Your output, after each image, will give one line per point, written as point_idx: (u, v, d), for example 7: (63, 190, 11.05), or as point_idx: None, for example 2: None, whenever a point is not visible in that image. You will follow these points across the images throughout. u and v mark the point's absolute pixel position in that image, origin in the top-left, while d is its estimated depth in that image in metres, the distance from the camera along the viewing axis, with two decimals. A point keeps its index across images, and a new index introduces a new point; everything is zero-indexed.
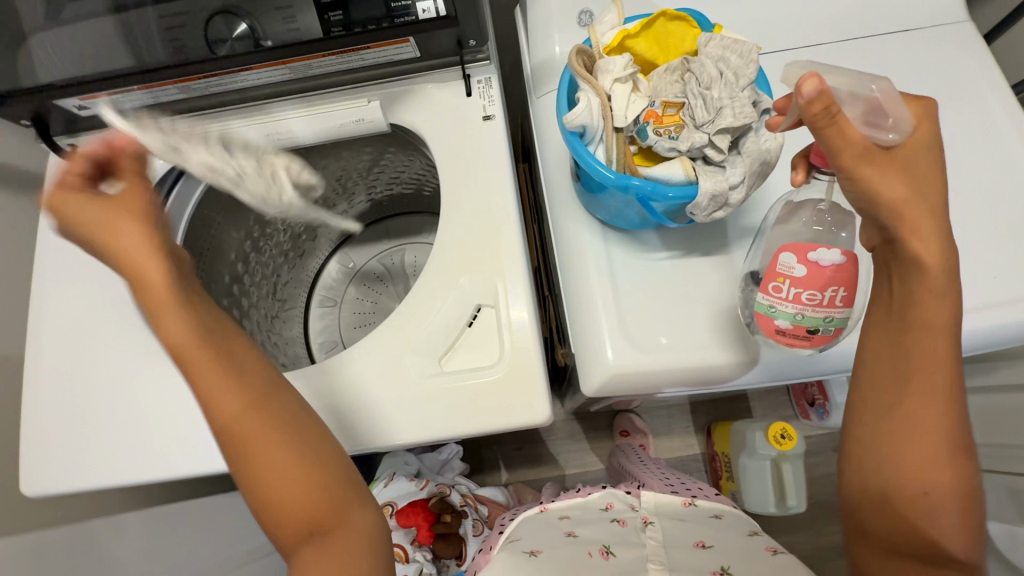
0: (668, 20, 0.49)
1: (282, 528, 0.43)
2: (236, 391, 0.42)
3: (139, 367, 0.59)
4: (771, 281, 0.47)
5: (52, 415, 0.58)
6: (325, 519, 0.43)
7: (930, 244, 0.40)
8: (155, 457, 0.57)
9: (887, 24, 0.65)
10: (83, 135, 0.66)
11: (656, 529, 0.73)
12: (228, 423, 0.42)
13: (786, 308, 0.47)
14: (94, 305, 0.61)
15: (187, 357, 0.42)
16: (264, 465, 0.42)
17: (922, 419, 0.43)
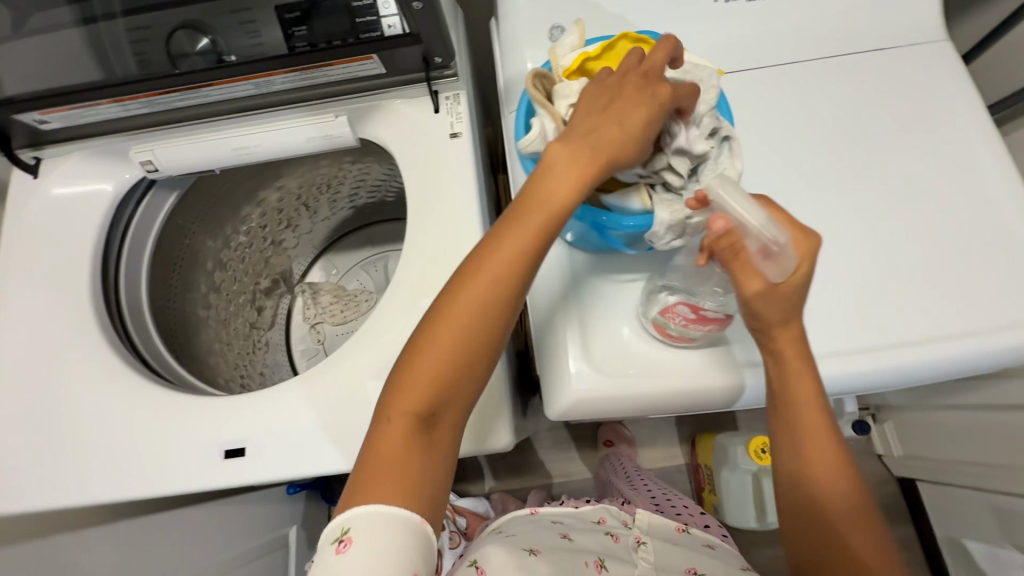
0: (630, 41, 0.49)
1: (401, 397, 0.43)
2: (501, 272, 0.42)
3: (99, 385, 0.59)
4: (668, 310, 0.51)
5: (10, 433, 0.57)
6: (443, 421, 0.44)
7: (786, 335, 0.48)
8: (113, 478, 0.56)
9: (862, 44, 0.64)
10: (47, 148, 0.64)
11: (649, 550, 0.73)
12: (457, 291, 0.42)
13: (672, 324, 0.51)
14: (55, 321, 0.61)
15: (523, 210, 0.42)
16: (450, 336, 0.42)
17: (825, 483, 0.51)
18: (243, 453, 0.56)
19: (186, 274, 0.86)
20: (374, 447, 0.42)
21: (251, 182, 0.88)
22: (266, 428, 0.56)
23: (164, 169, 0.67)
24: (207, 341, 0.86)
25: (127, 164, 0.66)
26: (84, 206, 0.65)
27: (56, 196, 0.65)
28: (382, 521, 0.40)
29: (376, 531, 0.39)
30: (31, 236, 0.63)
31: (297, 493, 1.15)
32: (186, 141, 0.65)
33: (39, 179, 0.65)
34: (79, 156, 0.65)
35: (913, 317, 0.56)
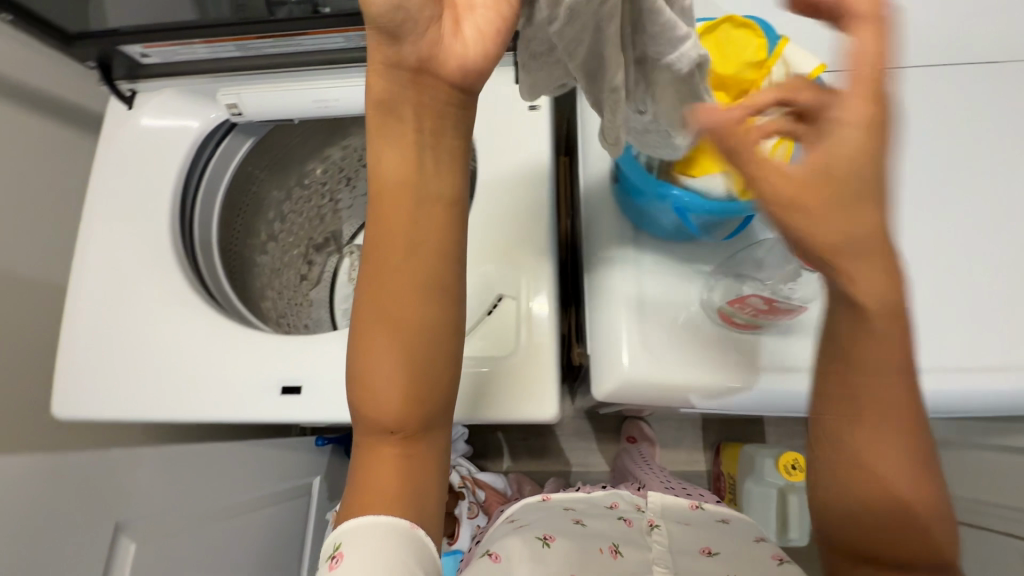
0: (734, 26, 0.48)
1: (364, 422, 0.43)
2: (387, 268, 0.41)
3: (170, 311, 0.62)
4: (736, 300, 0.51)
5: (86, 345, 0.61)
6: (408, 425, 0.42)
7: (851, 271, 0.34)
8: (175, 399, 0.59)
9: (968, 53, 0.61)
10: (143, 83, 0.67)
11: (663, 532, 0.72)
12: (366, 302, 0.42)
13: (738, 311, 0.52)
14: (135, 246, 0.64)
15: (380, 198, 0.41)
16: (376, 351, 0.41)
17: (901, 490, 0.35)
18: (298, 392, 0.58)
19: (248, 221, 0.89)
20: (361, 471, 0.43)
21: (319, 138, 0.89)
22: (321, 371, 0.58)
23: (247, 114, 0.67)
24: (261, 287, 0.89)
25: (212, 105, 0.68)
26: (168, 140, 0.67)
27: (143, 128, 0.67)
28: (362, 539, 0.40)
29: (363, 546, 0.39)
30: (120, 164, 0.66)
31: (324, 445, 1.19)
32: (269, 87, 0.66)
33: (131, 111, 0.67)
34: (169, 93, 0.68)
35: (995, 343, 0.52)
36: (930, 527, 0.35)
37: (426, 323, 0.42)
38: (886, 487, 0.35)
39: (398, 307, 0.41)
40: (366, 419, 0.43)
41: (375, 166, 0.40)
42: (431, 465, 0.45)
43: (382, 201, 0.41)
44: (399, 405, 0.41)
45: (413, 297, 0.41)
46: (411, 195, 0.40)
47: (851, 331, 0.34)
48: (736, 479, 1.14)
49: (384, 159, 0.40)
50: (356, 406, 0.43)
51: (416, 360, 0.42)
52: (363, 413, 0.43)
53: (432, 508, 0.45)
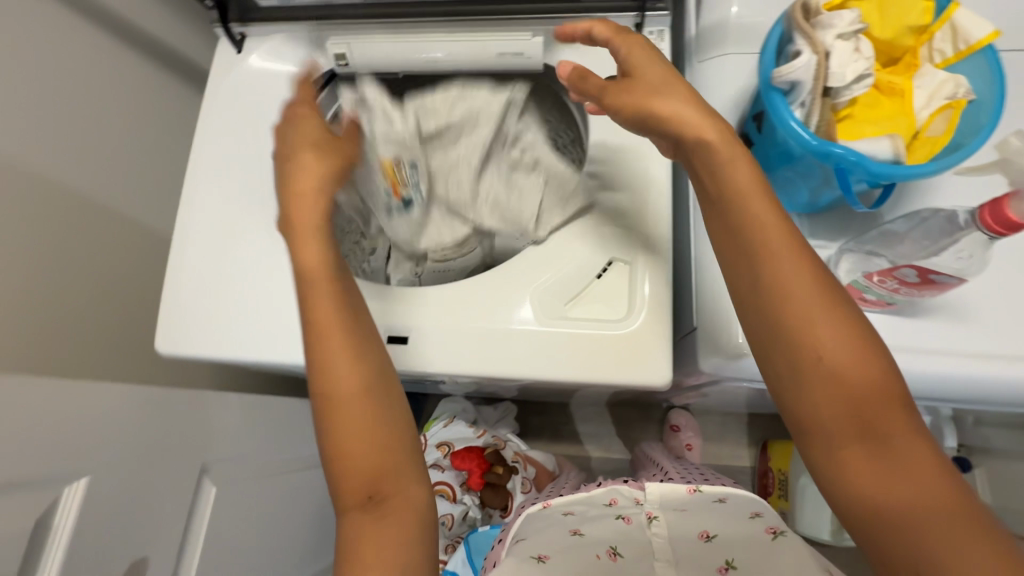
0: None
1: (342, 487, 0.43)
2: (331, 327, 0.46)
3: (272, 255, 0.61)
4: (877, 272, 0.47)
5: (186, 284, 0.61)
6: (382, 487, 0.43)
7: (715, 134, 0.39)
8: (273, 342, 0.59)
9: None
10: (253, 27, 0.67)
11: (662, 525, 0.66)
12: (326, 386, 0.45)
13: (876, 288, 0.48)
14: (236, 188, 0.63)
15: (307, 279, 0.47)
16: (341, 419, 0.44)
17: (810, 336, 0.36)
18: (405, 342, 0.56)
19: None
20: (348, 548, 0.41)
21: None
22: (427, 323, 0.56)
23: (355, 65, 0.68)
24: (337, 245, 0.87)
25: (317, 52, 0.68)
26: (273, 84, 0.67)
27: (252, 70, 0.67)
28: None
29: None
30: (226, 108, 0.66)
31: None
32: (381, 39, 0.66)
33: (241, 55, 0.67)
34: (279, 38, 0.67)
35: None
36: (849, 367, 0.35)
37: (370, 385, 0.45)
38: (796, 342, 0.37)
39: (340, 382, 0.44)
40: (341, 488, 0.43)
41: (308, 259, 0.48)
42: (417, 506, 0.44)
43: (310, 289, 0.47)
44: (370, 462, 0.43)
45: (349, 353, 0.45)
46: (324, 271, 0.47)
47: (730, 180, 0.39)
48: (784, 475, 1.13)
49: (306, 252, 0.48)
50: (333, 482, 0.44)
51: (372, 414, 0.44)
52: (338, 490, 0.43)
53: (424, 550, 0.42)
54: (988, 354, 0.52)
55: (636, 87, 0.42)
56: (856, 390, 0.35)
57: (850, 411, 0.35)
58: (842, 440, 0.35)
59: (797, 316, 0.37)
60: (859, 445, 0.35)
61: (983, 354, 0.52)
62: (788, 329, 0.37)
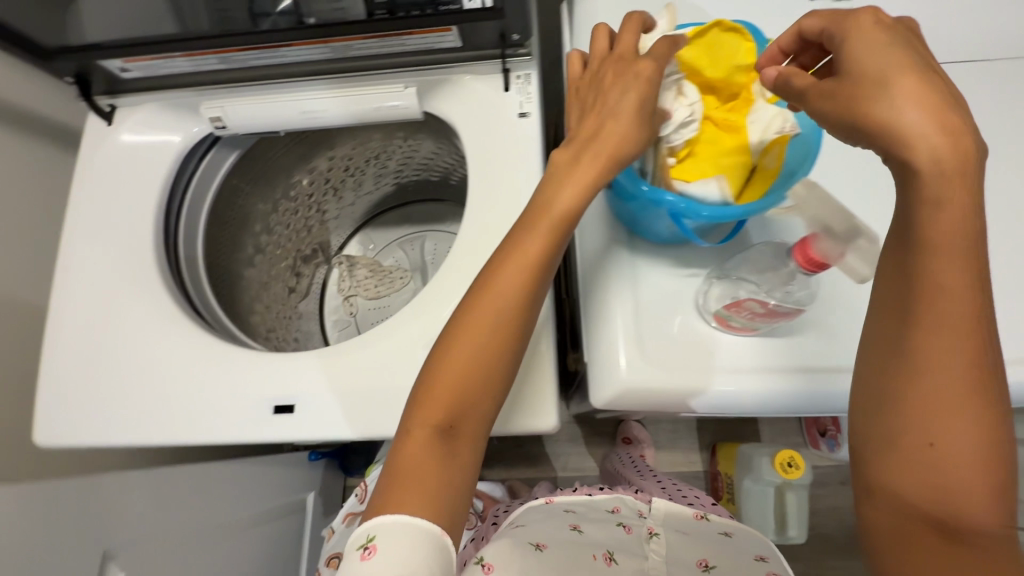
0: (724, 31, 0.48)
1: (423, 411, 0.47)
2: (513, 280, 0.48)
3: (153, 330, 0.61)
4: (733, 304, 0.49)
5: (65, 371, 0.59)
6: (464, 425, 0.47)
7: (951, 214, 0.36)
8: (156, 421, 0.58)
9: (953, 52, 0.61)
10: (123, 97, 0.67)
11: (661, 542, 0.66)
12: (472, 309, 0.48)
13: (738, 317, 0.50)
14: (114, 264, 0.63)
15: (535, 216, 0.48)
16: (450, 377, 0.47)
17: (944, 421, 0.39)
18: (291, 410, 0.57)
19: (235, 234, 0.85)
20: (395, 463, 0.46)
21: (303, 148, 0.86)
22: (314, 390, 0.57)
23: (232, 127, 0.67)
24: (248, 303, 0.85)
25: (194, 119, 0.68)
26: (150, 155, 0.67)
27: (125, 144, 0.67)
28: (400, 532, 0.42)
29: (397, 540, 0.42)
30: (99, 185, 0.65)
31: (317, 460, 1.15)
32: (256, 100, 0.66)
33: (112, 127, 0.67)
34: (152, 107, 0.67)
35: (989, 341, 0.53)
36: (959, 462, 0.39)
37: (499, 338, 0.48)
38: (928, 417, 0.40)
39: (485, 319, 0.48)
40: (416, 419, 0.47)
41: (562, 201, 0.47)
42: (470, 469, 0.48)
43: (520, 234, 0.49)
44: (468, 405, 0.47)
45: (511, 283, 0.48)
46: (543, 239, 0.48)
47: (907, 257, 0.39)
48: (732, 479, 1.14)
49: (564, 192, 0.47)
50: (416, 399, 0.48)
51: (484, 376, 0.48)
52: (416, 413, 0.47)
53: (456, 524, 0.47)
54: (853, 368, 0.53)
55: (849, 89, 0.38)
56: (954, 486, 0.39)
57: (935, 493, 0.39)
58: (921, 464, 0.40)
59: (932, 395, 0.39)
60: (926, 525, 0.39)
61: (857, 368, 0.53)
62: (923, 400, 0.40)
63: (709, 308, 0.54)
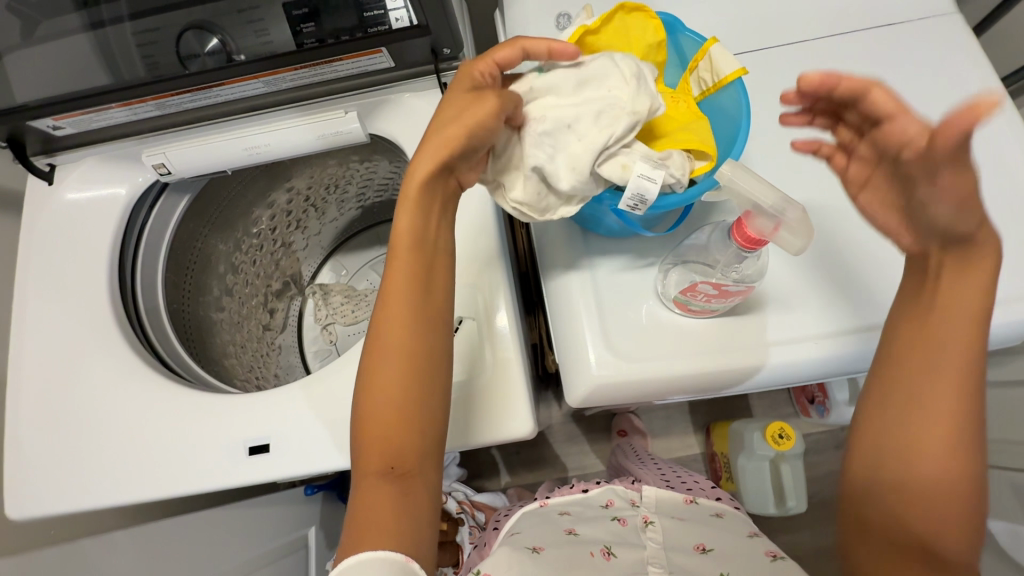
0: (628, 12, 0.49)
1: (365, 454, 0.46)
2: (406, 294, 0.48)
3: (117, 386, 0.60)
4: (687, 288, 0.50)
5: (31, 438, 0.58)
6: (407, 459, 0.46)
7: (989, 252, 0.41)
8: (130, 477, 0.57)
9: (874, 18, 0.63)
10: (61, 154, 0.66)
11: (658, 529, 0.65)
12: (382, 327, 0.48)
13: (696, 300, 0.51)
14: (72, 322, 0.62)
15: (396, 245, 0.49)
16: (383, 405, 0.46)
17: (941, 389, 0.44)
18: (266, 449, 0.57)
19: (199, 278, 0.84)
20: (356, 509, 0.45)
21: (260, 183, 0.85)
22: (288, 426, 0.57)
23: (177, 172, 0.67)
24: (221, 344, 0.83)
25: (140, 168, 0.68)
26: (97, 210, 0.66)
27: (71, 202, 0.66)
28: (367, 567, 0.41)
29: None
30: (48, 245, 0.64)
31: (314, 493, 1.13)
32: (197, 142, 0.65)
33: (53, 186, 0.66)
34: (93, 161, 0.67)
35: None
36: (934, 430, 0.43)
37: (419, 354, 0.48)
38: (929, 383, 0.44)
39: (393, 341, 0.48)
40: (365, 455, 0.46)
41: (400, 231, 0.48)
42: (426, 502, 0.47)
43: (398, 257, 0.49)
44: (397, 437, 0.46)
45: (397, 303, 0.48)
46: (425, 247, 0.49)
47: (940, 291, 0.44)
48: (728, 458, 1.14)
49: (400, 221, 0.48)
50: (358, 442, 0.47)
51: (405, 400, 0.46)
52: (360, 456, 0.46)
53: (424, 542, 0.46)
54: (816, 334, 0.54)
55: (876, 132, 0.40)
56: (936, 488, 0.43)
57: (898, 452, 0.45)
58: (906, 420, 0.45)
59: (938, 411, 0.43)
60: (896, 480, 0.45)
61: (824, 333, 0.54)
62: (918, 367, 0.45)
63: (667, 294, 0.54)
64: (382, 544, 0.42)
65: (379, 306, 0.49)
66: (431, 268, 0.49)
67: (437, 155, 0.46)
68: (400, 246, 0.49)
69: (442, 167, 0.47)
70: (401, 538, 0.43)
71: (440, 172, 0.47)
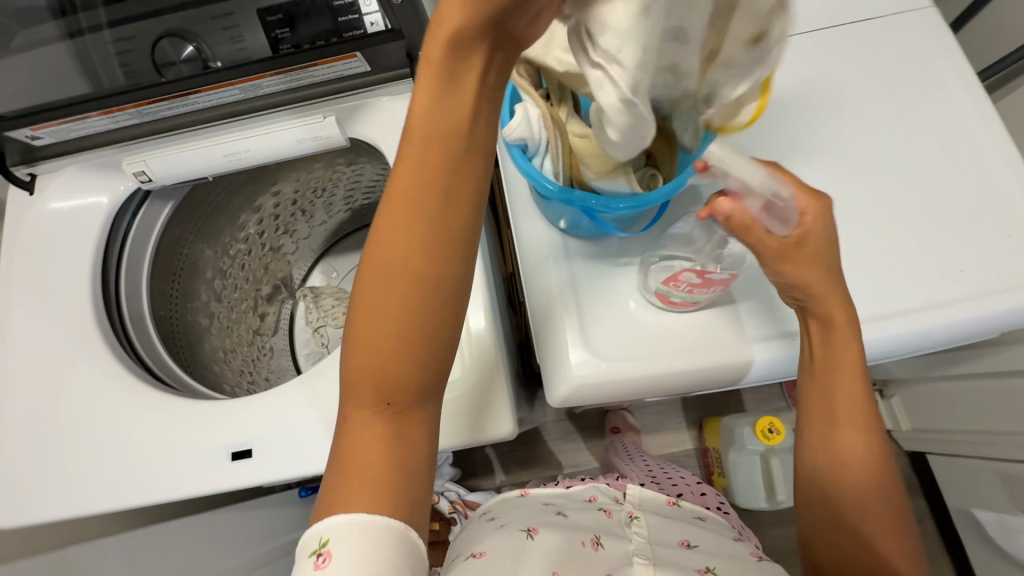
0: None
1: (356, 388, 0.39)
2: (428, 202, 0.37)
3: (101, 394, 0.60)
4: (671, 279, 0.50)
5: (17, 447, 0.59)
6: (407, 399, 0.40)
7: (841, 305, 0.49)
8: (114, 484, 0.57)
9: (850, 14, 0.63)
10: (43, 163, 0.65)
11: (643, 525, 0.65)
12: (387, 235, 0.38)
13: (679, 292, 0.51)
14: (55, 331, 0.62)
15: (413, 131, 0.36)
16: (386, 346, 0.38)
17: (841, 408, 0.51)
18: (249, 454, 0.57)
19: (186, 284, 0.84)
20: (343, 447, 0.40)
21: (245, 188, 0.85)
22: (271, 431, 0.57)
23: (158, 179, 0.67)
24: (210, 349, 0.83)
25: (121, 176, 0.68)
26: (80, 219, 0.67)
27: (53, 211, 0.66)
28: (356, 533, 0.36)
29: (354, 540, 0.36)
30: (31, 255, 0.64)
31: None
32: (177, 149, 0.65)
33: (35, 196, 0.66)
34: (74, 170, 0.67)
35: (925, 284, 0.54)
36: (846, 445, 0.51)
37: (438, 285, 0.38)
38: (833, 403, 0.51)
39: (409, 262, 0.37)
40: (357, 393, 0.39)
41: (417, 112, 0.36)
42: (423, 445, 0.42)
43: (418, 147, 0.36)
44: (400, 379, 0.38)
45: (411, 208, 0.37)
46: (459, 143, 0.36)
47: (819, 353, 0.51)
48: (720, 453, 1.14)
49: (418, 97, 0.35)
50: (347, 370, 0.40)
51: (412, 343, 0.38)
52: (352, 400, 0.39)
53: (420, 493, 0.41)
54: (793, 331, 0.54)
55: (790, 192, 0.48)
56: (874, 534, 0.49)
57: (826, 467, 0.52)
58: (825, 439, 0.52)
59: (843, 428, 0.51)
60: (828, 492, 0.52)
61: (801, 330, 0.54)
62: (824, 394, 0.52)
63: (648, 287, 0.55)
64: (376, 507, 0.37)
65: (387, 210, 0.38)
66: (460, 163, 0.37)
67: (472, 12, 0.32)
68: (424, 138, 0.36)
69: (477, 29, 0.32)
70: (395, 502, 0.38)
71: (473, 36, 0.33)
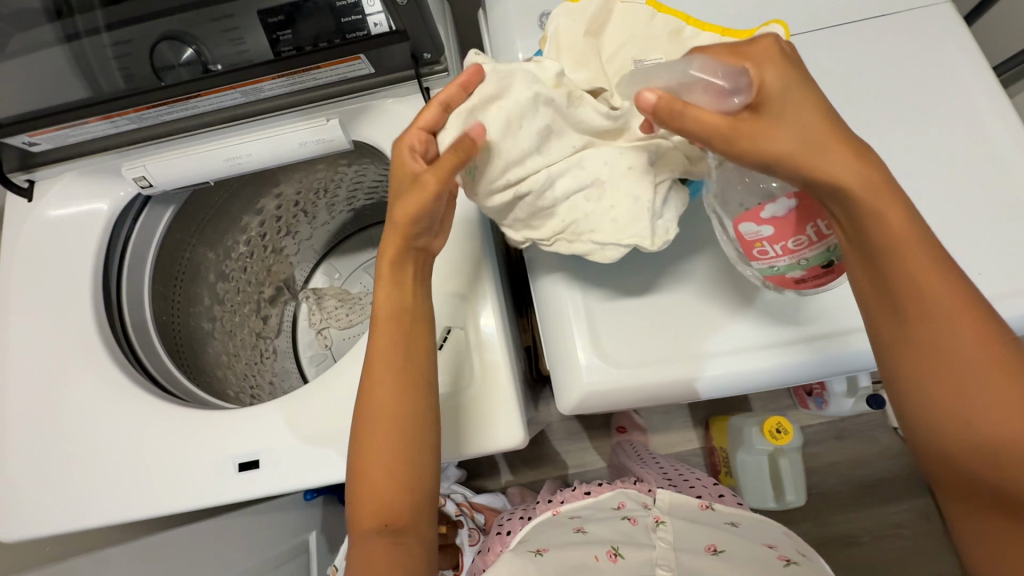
0: None
1: (361, 511, 0.46)
2: (393, 366, 0.48)
3: (103, 404, 0.59)
4: (754, 249, 0.44)
5: (19, 457, 0.58)
6: (400, 515, 0.46)
7: (848, 170, 0.38)
8: (119, 496, 0.57)
9: (862, 9, 0.62)
10: (39, 171, 0.65)
11: (669, 530, 0.64)
12: (369, 391, 0.48)
13: (785, 263, 0.44)
14: (54, 338, 0.61)
15: (379, 314, 0.49)
16: (377, 476, 0.46)
17: (946, 321, 0.39)
18: (256, 466, 0.56)
19: (188, 289, 0.83)
20: (355, 561, 0.46)
21: (246, 191, 0.84)
22: (277, 441, 0.56)
23: (158, 185, 0.66)
24: (213, 355, 0.82)
25: (120, 181, 0.67)
26: (80, 226, 0.65)
27: (52, 218, 0.65)
28: None
29: None
30: (31, 262, 0.64)
31: (314, 498, 1.12)
32: (177, 154, 0.64)
33: (33, 203, 0.65)
34: (73, 176, 0.66)
35: None
36: (969, 371, 0.38)
37: (406, 419, 0.47)
38: (931, 319, 0.39)
39: (382, 406, 0.47)
40: (360, 514, 0.46)
41: (380, 300, 0.49)
42: (423, 554, 0.47)
43: (383, 324, 0.48)
44: (389, 498, 0.45)
45: (382, 370, 0.48)
46: (411, 313, 0.49)
47: (866, 263, 0.40)
48: (727, 452, 1.14)
49: (379, 292, 0.49)
50: (353, 501, 0.47)
51: (397, 465, 0.46)
52: (356, 518, 0.46)
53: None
54: (809, 335, 0.53)
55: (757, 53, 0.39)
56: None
57: (956, 412, 0.39)
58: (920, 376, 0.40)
59: (949, 344, 0.38)
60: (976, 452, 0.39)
61: (818, 335, 0.53)
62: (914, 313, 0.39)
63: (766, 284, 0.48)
64: None
65: (368, 376, 0.48)
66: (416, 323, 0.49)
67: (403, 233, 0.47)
68: (387, 317, 0.48)
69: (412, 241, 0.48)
70: None
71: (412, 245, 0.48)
